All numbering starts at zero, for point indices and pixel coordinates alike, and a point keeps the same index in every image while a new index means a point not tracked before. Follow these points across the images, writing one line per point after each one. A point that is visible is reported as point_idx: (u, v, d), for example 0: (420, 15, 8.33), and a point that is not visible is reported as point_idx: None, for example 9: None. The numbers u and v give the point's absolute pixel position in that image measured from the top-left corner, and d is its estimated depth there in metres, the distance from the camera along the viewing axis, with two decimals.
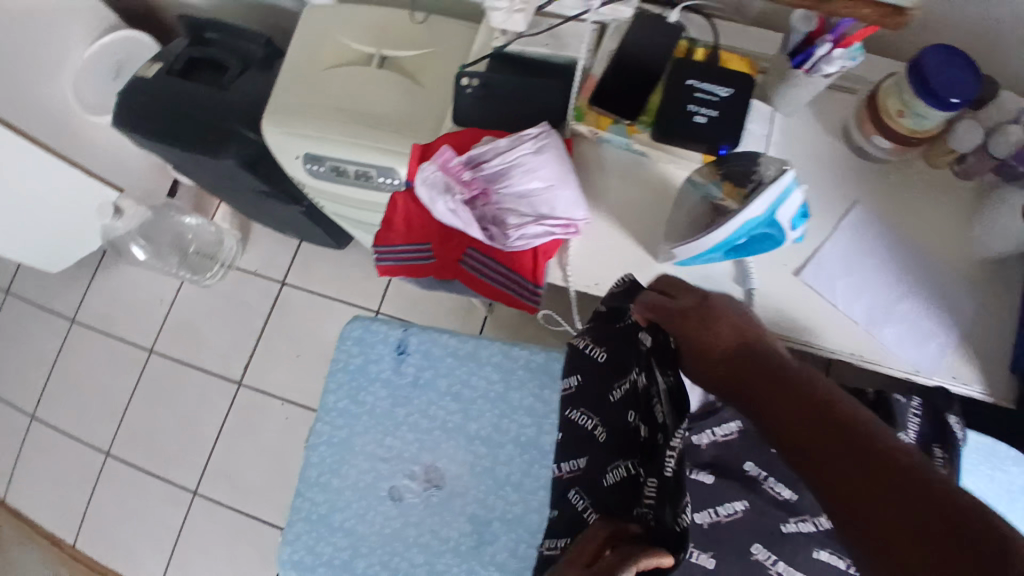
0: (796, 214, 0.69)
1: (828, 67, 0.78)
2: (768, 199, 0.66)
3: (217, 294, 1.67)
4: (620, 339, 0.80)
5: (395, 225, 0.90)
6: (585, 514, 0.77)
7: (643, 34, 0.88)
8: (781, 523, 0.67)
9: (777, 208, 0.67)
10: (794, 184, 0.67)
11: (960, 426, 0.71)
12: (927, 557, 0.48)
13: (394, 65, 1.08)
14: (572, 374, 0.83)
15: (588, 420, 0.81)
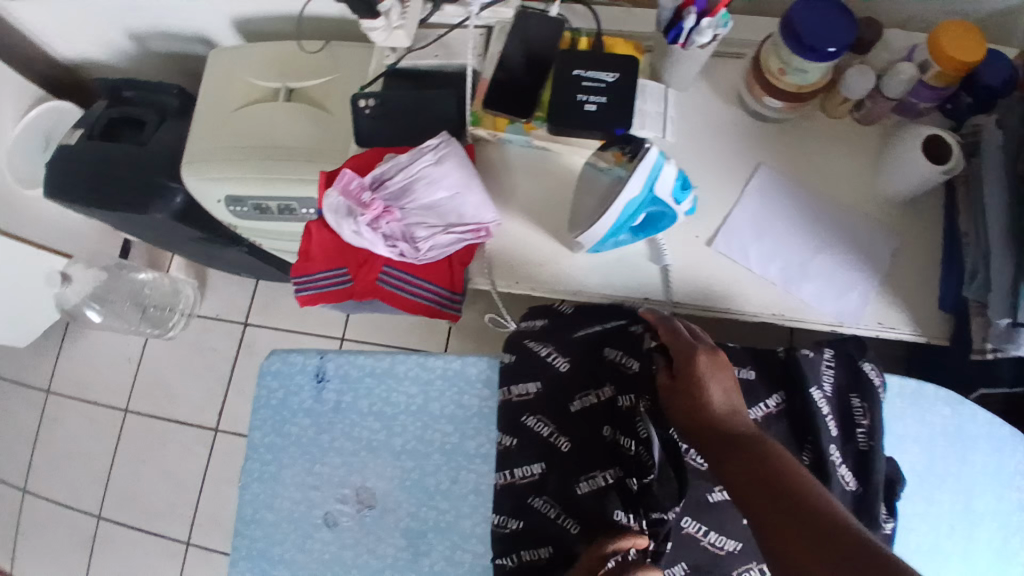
0: (675, 188, 0.71)
1: (701, 38, 0.79)
2: (641, 178, 0.68)
3: (184, 345, 1.68)
4: (583, 342, 0.75)
5: (312, 253, 0.88)
6: (558, 522, 0.70)
7: (526, 31, 0.89)
8: (707, 493, 0.67)
9: (653, 184, 0.69)
10: (664, 162, 0.68)
11: (877, 372, 0.70)
12: None
13: (301, 96, 1.10)
14: (529, 381, 0.75)
15: (544, 427, 0.73)
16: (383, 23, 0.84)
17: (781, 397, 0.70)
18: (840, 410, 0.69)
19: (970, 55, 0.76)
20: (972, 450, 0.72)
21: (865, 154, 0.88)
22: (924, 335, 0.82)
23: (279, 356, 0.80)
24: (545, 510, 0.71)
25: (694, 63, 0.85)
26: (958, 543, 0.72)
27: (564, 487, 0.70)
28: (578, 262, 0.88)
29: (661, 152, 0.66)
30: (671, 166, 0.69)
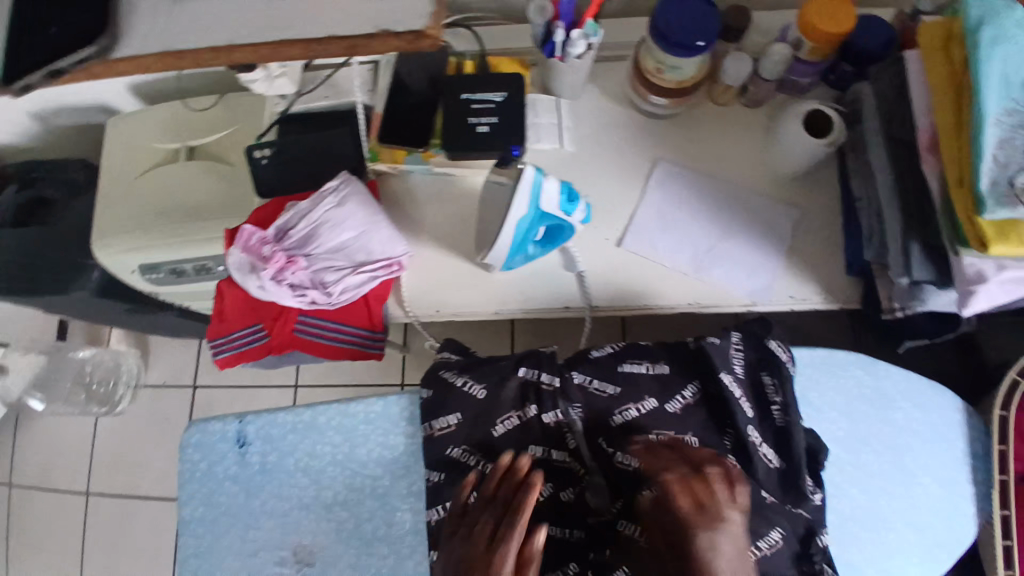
0: (561, 202, 0.72)
1: (575, 49, 0.80)
2: (526, 197, 0.70)
3: (137, 419, 1.62)
4: (497, 367, 0.73)
5: (225, 313, 0.87)
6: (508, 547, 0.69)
7: (409, 61, 0.88)
8: None
9: (537, 202, 0.70)
10: (543, 178, 0.70)
11: (782, 349, 0.73)
12: None
13: (203, 153, 1.08)
14: (449, 413, 0.72)
15: (471, 457, 0.71)
16: (262, 74, 0.83)
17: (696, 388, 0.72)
18: (751, 389, 0.71)
19: (834, 28, 0.77)
20: (893, 407, 0.74)
21: (757, 136, 0.90)
22: (833, 301, 0.84)
23: (198, 426, 0.78)
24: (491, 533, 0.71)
25: (577, 72, 0.86)
26: (893, 501, 0.72)
27: None
28: (494, 281, 0.88)
29: (536, 171, 0.67)
30: (552, 182, 0.70)
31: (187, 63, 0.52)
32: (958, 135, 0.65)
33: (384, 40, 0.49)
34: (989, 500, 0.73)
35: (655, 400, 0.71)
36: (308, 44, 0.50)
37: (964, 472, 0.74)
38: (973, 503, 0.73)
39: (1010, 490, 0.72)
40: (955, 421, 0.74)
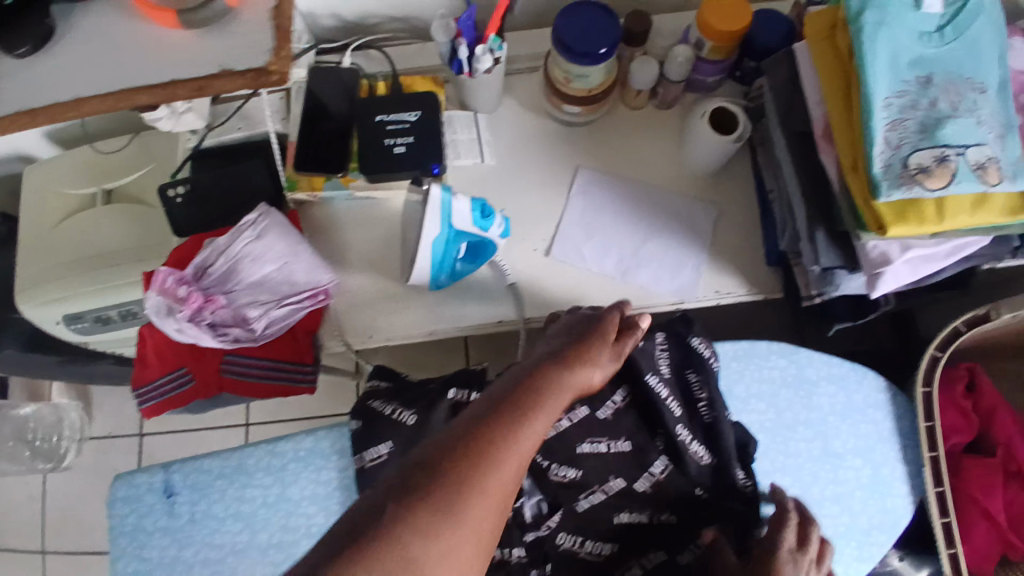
0: (474, 218, 0.75)
1: (481, 65, 0.80)
2: (436, 216, 0.73)
3: (84, 472, 1.55)
4: (424, 390, 0.72)
5: (149, 360, 0.84)
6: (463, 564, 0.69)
7: (321, 86, 0.87)
8: (575, 503, 0.71)
9: (448, 219, 0.73)
10: (452, 196, 0.73)
11: (705, 346, 0.74)
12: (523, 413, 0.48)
13: (121, 195, 1.05)
14: (380, 443, 0.70)
15: None
16: (166, 111, 0.80)
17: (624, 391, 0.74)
18: (677, 385, 0.73)
19: (730, 28, 0.79)
20: (816, 392, 0.75)
21: (672, 136, 0.91)
22: (758, 293, 0.85)
23: (124, 479, 0.76)
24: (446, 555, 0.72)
25: (489, 87, 0.86)
26: (825, 485, 0.73)
27: None
28: (423, 301, 0.86)
29: (442, 186, 0.70)
30: (461, 199, 0.73)
31: (46, 120, 0.52)
32: (849, 122, 0.67)
33: (230, 79, 0.52)
34: (922, 477, 0.75)
35: (586, 408, 0.73)
36: (146, 89, 0.51)
37: (894, 451, 0.75)
38: (907, 482, 0.74)
39: (941, 466, 0.73)
40: (880, 401, 0.76)
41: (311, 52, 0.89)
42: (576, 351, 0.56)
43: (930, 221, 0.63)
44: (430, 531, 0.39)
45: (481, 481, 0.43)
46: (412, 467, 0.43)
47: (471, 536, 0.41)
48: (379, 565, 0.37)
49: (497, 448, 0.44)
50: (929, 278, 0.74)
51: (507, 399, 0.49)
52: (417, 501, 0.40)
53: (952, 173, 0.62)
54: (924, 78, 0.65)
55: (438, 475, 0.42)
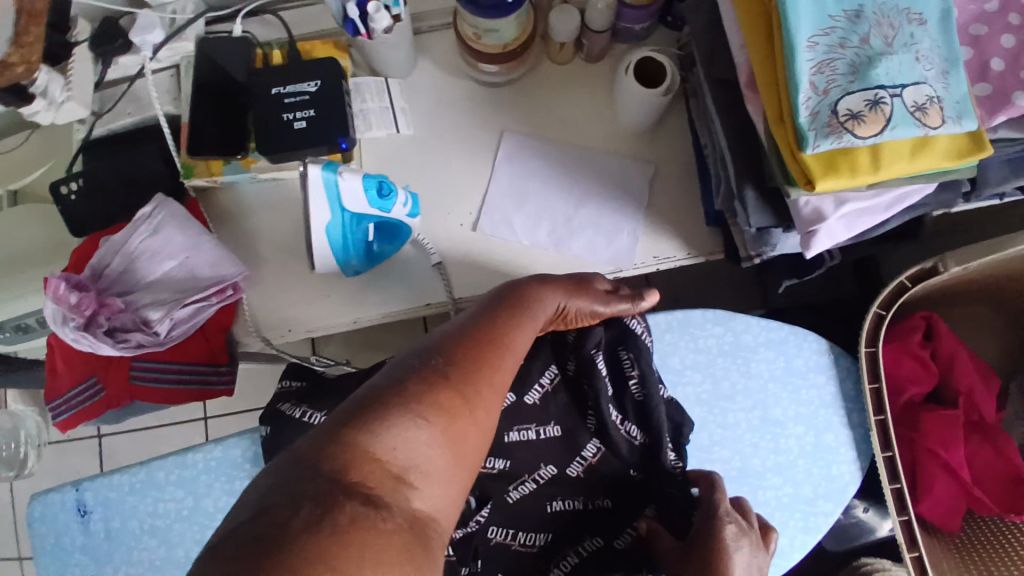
0: (369, 198, 0.73)
1: (377, 24, 0.73)
2: (321, 201, 0.71)
3: (48, 477, 1.51)
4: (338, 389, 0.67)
5: (58, 370, 0.79)
6: None
7: (211, 61, 0.79)
8: (505, 495, 0.66)
9: (336, 200, 0.71)
10: (336, 175, 0.70)
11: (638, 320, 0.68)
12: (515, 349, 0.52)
13: (27, 196, 0.99)
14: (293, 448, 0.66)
15: None
16: (43, 103, 0.75)
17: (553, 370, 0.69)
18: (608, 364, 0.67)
19: None
20: (755, 359, 0.71)
21: (601, 92, 0.84)
22: (698, 256, 0.80)
23: (35, 499, 0.71)
24: None
25: (394, 48, 0.79)
26: (767, 456, 0.69)
27: None
28: (341, 287, 0.80)
29: (319, 168, 0.68)
30: (347, 179, 0.70)
31: None
32: (773, 66, 0.60)
33: None
34: (869, 442, 0.71)
35: (512, 394, 0.67)
36: None
37: (839, 416, 0.71)
38: (853, 447, 0.71)
39: (889, 431, 0.68)
40: (822, 364, 0.72)
41: (200, 23, 0.82)
42: (571, 278, 0.62)
43: (864, 171, 0.57)
44: (445, 409, 0.44)
45: (483, 374, 0.48)
46: (423, 358, 0.48)
47: (478, 419, 0.47)
48: (397, 435, 0.42)
49: (500, 349, 0.50)
50: (873, 231, 0.68)
51: (507, 309, 0.54)
52: (432, 385, 0.45)
53: (886, 117, 0.56)
54: (853, 11, 0.58)
55: (448, 364, 0.47)
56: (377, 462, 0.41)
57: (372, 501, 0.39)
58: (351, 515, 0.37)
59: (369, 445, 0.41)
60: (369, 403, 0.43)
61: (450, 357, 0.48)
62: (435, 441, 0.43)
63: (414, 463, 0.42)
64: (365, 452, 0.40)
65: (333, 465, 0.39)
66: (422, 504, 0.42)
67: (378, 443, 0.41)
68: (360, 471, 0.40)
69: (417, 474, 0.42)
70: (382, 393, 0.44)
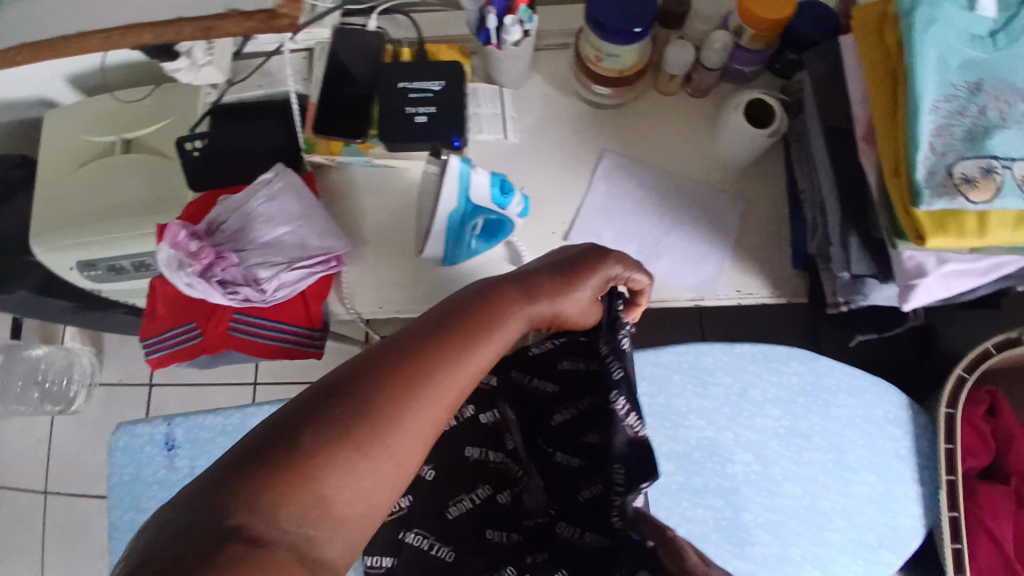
0: (490, 194, 0.81)
1: (509, 36, 0.77)
2: (452, 189, 0.81)
3: (95, 418, 1.56)
4: None
5: (157, 313, 0.85)
6: (433, 550, 0.66)
7: (342, 50, 0.86)
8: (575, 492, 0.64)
9: (465, 191, 0.81)
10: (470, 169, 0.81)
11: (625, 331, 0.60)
12: (448, 377, 0.46)
13: (139, 147, 1.04)
14: None
15: None
16: (186, 63, 0.79)
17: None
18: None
19: (774, 14, 0.75)
20: (835, 403, 0.72)
21: (701, 125, 0.88)
22: (781, 296, 0.82)
23: (125, 429, 0.75)
24: (415, 541, 0.66)
25: (515, 60, 0.83)
26: (837, 500, 0.70)
27: (433, 512, 0.68)
28: (437, 276, 0.84)
29: (459, 158, 0.79)
30: (478, 173, 0.81)
31: None
32: (893, 124, 0.63)
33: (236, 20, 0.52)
34: (937, 500, 0.72)
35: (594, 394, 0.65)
36: None
37: (912, 471, 0.72)
38: (920, 504, 0.71)
39: (958, 490, 0.70)
40: (901, 418, 0.73)
41: (338, 13, 0.88)
42: (546, 285, 0.55)
43: (971, 235, 0.59)
44: (342, 462, 0.41)
45: (399, 414, 0.43)
46: (333, 392, 0.43)
47: (388, 469, 0.43)
48: (286, 485, 0.39)
49: (428, 382, 0.45)
50: (961, 295, 0.71)
51: (456, 333, 0.48)
52: (330, 430, 0.41)
53: (998, 186, 0.58)
54: (975, 83, 0.61)
55: (355, 407, 0.42)
56: (262, 512, 0.38)
57: (255, 541, 0.37)
58: (236, 555, 0.36)
59: (252, 496, 0.38)
60: (258, 452, 0.40)
61: (370, 388, 0.43)
62: (331, 488, 0.40)
63: (304, 517, 0.39)
64: (244, 502, 0.38)
65: (217, 510, 0.37)
66: (327, 546, 0.40)
67: (260, 496, 0.38)
68: (245, 518, 0.38)
69: (308, 525, 0.40)
70: (275, 436, 0.41)
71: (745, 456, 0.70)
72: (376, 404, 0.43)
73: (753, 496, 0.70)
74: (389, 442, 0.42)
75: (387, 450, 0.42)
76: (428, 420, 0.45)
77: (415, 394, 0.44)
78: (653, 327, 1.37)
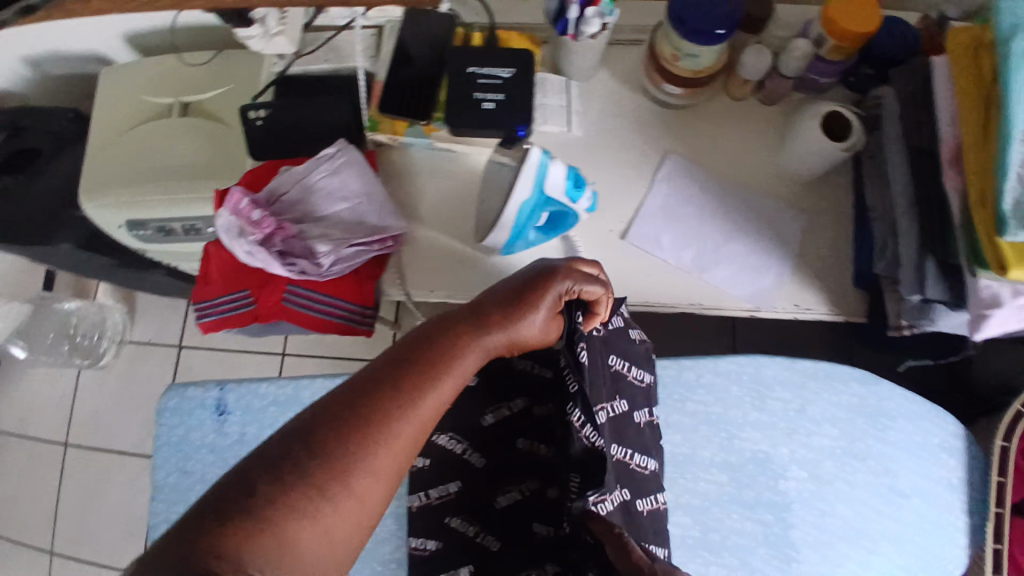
0: (566, 187, 0.73)
1: (588, 28, 0.76)
2: (529, 183, 0.71)
3: (122, 375, 1.57)
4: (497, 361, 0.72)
5: (212, 277, 0.86)
6: (478, 538, 0.68)
7: (415, 29, 0.85)
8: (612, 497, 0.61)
9: (542, 184, 0.71)
10: (549, 161, 0.70)
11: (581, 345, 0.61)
12: (403, 414, 0.48)
13: (196, 111, 1.05)
14: None
15: (456, 445, 0.71)
16: (260, 31, 0.79)
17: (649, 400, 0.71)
18: (610, 390, 0.65)
19: (860, 28, 0.74)
20: (891, 426, 0.73)
21: (769, 133, 0.87)
22: (840, 313, 0.82)
23: (175, 391, 0.75)
24: (461, 527, 0.69)
25: (589, 53, 0.82)
26: (889, 523, 0.71)
27: (478, 502, 0.69)
28: (493, 266, 0.84)
29: (543, 151, 0.68)
30: (557, 166, 0.71)
31: None
32: (984, 153, 0.62)
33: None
34: (983, 530, 0.72)
35: (625, 403, 0.66)
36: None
37: (960, 500, 0.73)
38: (968, 534, 0.72)
39: (1006, 522, 0.71)
40: (955, 447, 0.74)
41: None
42: (498, 316, 0.57)
43: None
44: (300, 507, 0.43)
45: (358, 455, 0.46)
46: (292, 441, 0.45)
47: (352, 509, 0.45)
48: (251, 531, 0.41)
49: (384, 422, 0.47)
50: None
51: (409, 374, 0.51)
52: (287, 477, 0.43)
53: None
54: None
55: (312, 455, 0.45)
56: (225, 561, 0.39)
57: None
58: None
59: (215, 547, 0.39)
60: (220, 503, 0.42)
61: (328, 433, 0.46)
62: (294, 532, 0.42)
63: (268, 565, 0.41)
64: (208, 554, 0.39)
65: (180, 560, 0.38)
66: None
67: (222, 545, 0.39)
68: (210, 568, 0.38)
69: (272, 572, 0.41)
70: (235, 489, 0.42)
71: (797, 472, 0.71)
72: (334, 448, 0.45)
73: (805, 515, 0.70)
74: (349, 482, 0.45)
75: (347, 491, 0.45)
76: (389, 457, 0.47)
77: (372, 435, 0.47)
78: (685, 331, 1.37)
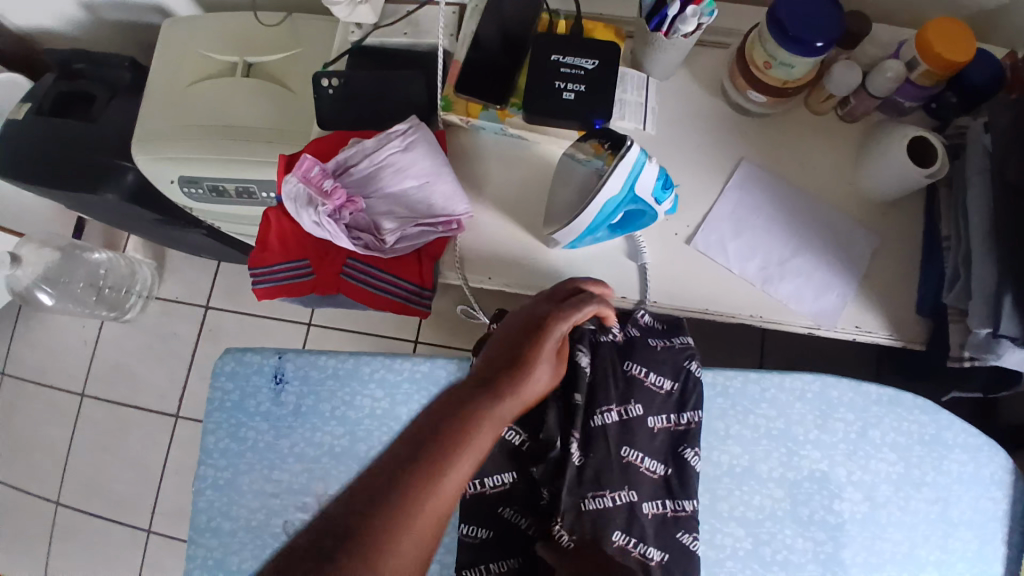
0: (654, 188, 0.72)
1: (685, 27, 0.75)
2: (620, 180, 0.69)
3: (146, 330, 1.57)
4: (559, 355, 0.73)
5: (270, 243, 0.85)
6: (528, 531, 0.71)
7: (500, 9, 0.83)
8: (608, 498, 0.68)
9: (633, 183, 0.70)
10: (645, 159, 0.69)
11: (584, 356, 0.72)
12: (428, 488, 0.48)
13: (260, 72, 1.03)
14: None
15: (515, 436, 0.73)
16: None
17: (676, 404, 0.74)
18: (620, 396, 0.72)
19: (958, 55, 0.73)
20: (948, 457, 0.74)
21: (847, 151, 0.86)
22: (899, 339, 0.81)
23: (233, 355, 0.82)
24: (513, 518, 0.72)
25: (676, 53, 0.81)
26: (933, 550, 0.73)
27: (529, 496, 0.72)
28: (556, 259, 0.83)
29: (643, 150, 0.67)
30: (651, 167, 0.70)
31: None
32: None
33: None
34: None
35: (640, 409, 0.71)
36: None
37: (1003, 533, 0.74)
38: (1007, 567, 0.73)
39: None
40: (1005, 481, 0.75)
41: None
42: (504, 374, 0.58)
43: None
44: None
45: (392, 539, 0.45)
46: (324, 532, 0.45)
47: None
48: None
49: (412, 501, 0.47)
50: None
51: (430, 450, 0.50)
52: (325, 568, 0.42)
53: None
54: None
55: (350, 540, 0.44)
56: None
57: None
58: None
59: None
60: None
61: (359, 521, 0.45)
62: None
63: None
64: None
65: None
66: None
67: None
68: None
69: None
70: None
71: (853, 495, 0.74)
72: (365, 536, 0.44)
73: (857, 535, 0.73)
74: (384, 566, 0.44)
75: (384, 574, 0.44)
76: (421, 534, 0.46)
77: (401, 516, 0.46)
78: (717, 339, 1.36)
